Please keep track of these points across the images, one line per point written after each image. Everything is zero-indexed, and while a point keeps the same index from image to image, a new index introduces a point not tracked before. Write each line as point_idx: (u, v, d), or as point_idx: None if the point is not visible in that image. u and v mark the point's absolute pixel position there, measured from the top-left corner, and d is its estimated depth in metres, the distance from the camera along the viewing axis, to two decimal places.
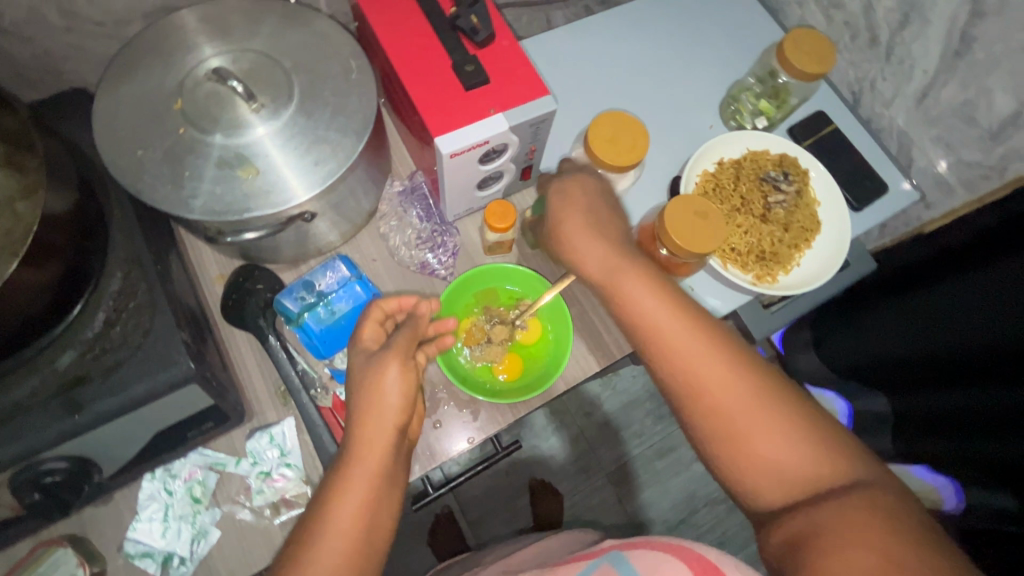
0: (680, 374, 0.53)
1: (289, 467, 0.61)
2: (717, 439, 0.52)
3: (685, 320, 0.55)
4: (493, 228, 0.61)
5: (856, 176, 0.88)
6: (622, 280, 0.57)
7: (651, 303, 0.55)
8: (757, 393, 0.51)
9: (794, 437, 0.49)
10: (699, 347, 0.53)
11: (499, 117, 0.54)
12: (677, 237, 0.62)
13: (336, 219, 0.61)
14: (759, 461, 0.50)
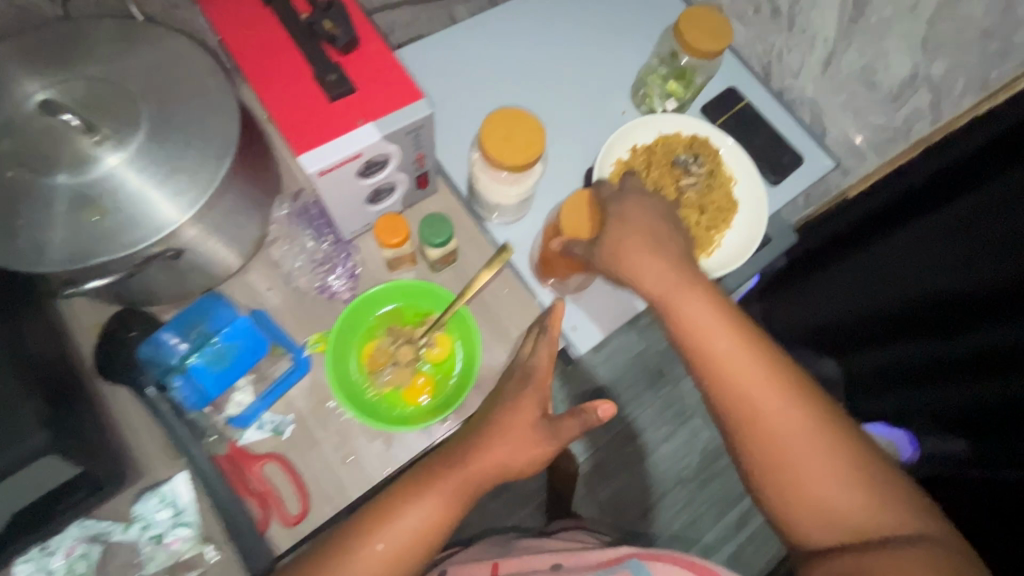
0: (730, 390, 0.50)
1: (185, 525, 0.55)
2: (769, 481, 0.49)
3: (759, 360, 0.51)
4: (386, 244, 0.58)
5: (770, 151, 0.87)
6: (711, 324, 0.52)
7: (707, 311, 0.53)
8: (808, 430, 0.48)
9: (810, 451, 0.48)
10: (735, 363, 0.51)
11: (369, 126, 0.50)
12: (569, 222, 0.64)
13: (216, 252, 0.57)
14: (785, 464, 0.48)
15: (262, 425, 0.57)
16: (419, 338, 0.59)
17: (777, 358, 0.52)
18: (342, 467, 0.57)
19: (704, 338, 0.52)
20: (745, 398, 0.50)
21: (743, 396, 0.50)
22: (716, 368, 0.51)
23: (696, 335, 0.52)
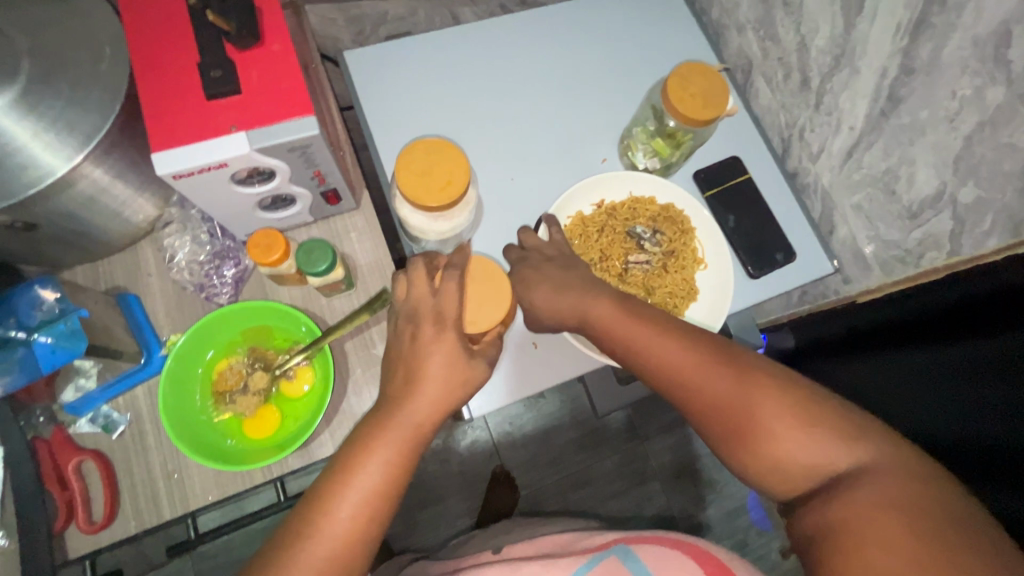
0: (698, 402, 0.49)
1: None
2: (776, 482, 0.46)
3: (727, 381, 0.48)
4: (261, 261, 0.52)
5: (758, 238, 0.76)
6: (696, 366, 0.50)
7: (666, 346, 0.51)
8: (821, 442, 0.44)
9: (797, 439, 0.45)
10: (690, 369, 0.50)
11: (240, 136, 0.45)
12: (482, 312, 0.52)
13: (89, 228, 0.53)
14: (795, 458, 0.45)
15: (94, 418, 0.54)
16: (278, 365, 0.55)
17: (773, 380, 0.47)
18: (164, 483, 0.54)
19: (691, 379, 0.49)
20: (733, 425, 0.47)
21: (717, 398, 0.48)
22: (716, 411, 0.48)
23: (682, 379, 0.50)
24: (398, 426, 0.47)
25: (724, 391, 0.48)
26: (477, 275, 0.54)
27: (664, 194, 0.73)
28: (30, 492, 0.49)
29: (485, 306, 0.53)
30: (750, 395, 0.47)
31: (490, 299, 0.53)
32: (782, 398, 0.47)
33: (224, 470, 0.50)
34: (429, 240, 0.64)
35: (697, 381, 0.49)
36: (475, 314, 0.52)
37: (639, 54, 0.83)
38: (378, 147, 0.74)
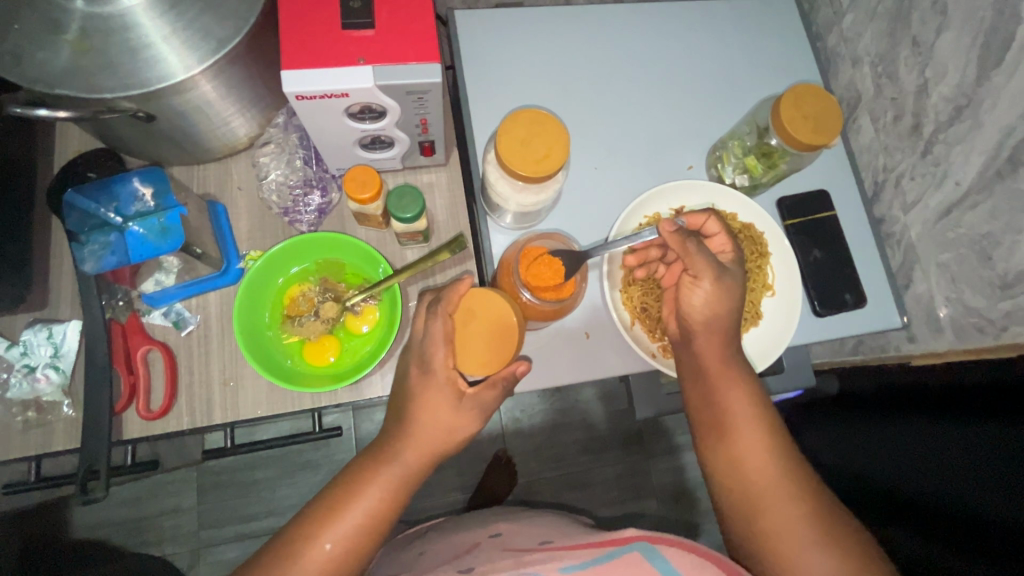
0: (728, 448, 0.57)
1: (57, 370, 0.54)
2: (749, 536, 0.54)
3: (767, 439, 0.56)
4: (352, 197, 0.53)
5: (832, 277, 0.74)
6: (746, 421, 0.57)
7: (736, 394, 0.58)
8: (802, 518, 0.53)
9: (783, 509, 0.53)
10: (739, 419, 0.57)
11: (366, 70, 0.46)
12: (480, 361, 0.52)
13: (195, 132, 0.55)
14: (769, 522, 0.53)
15: (168, 313, 0.57)
16: (348, 299, 0.56)
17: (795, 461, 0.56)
18: (219, 388, 0.56)
19: (733, 422, 0.57)
20: (743, 469, 0.56)
21: (750, 451, 0.56)
22: (732, 451, 0.56)
23: (722, 417, 0.58)
24: (437, 401, 0.52)
25: (756, 453, 0.56)
26: (479, 310, 0.53)
27: (749, 213, 0.72)
28: (101, 368, 0.52)
29: (490, 342, 0.52)
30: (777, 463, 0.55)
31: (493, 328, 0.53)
32: (789, 479, 0.55)
33: (290, 387, 0.52)
34: (510, 211, 0.64)
35: (731, 434, 0.57)
36: (483, 353, 0.52)
37: (746, 68, 0.81)
38: (471, 110, 0.74)
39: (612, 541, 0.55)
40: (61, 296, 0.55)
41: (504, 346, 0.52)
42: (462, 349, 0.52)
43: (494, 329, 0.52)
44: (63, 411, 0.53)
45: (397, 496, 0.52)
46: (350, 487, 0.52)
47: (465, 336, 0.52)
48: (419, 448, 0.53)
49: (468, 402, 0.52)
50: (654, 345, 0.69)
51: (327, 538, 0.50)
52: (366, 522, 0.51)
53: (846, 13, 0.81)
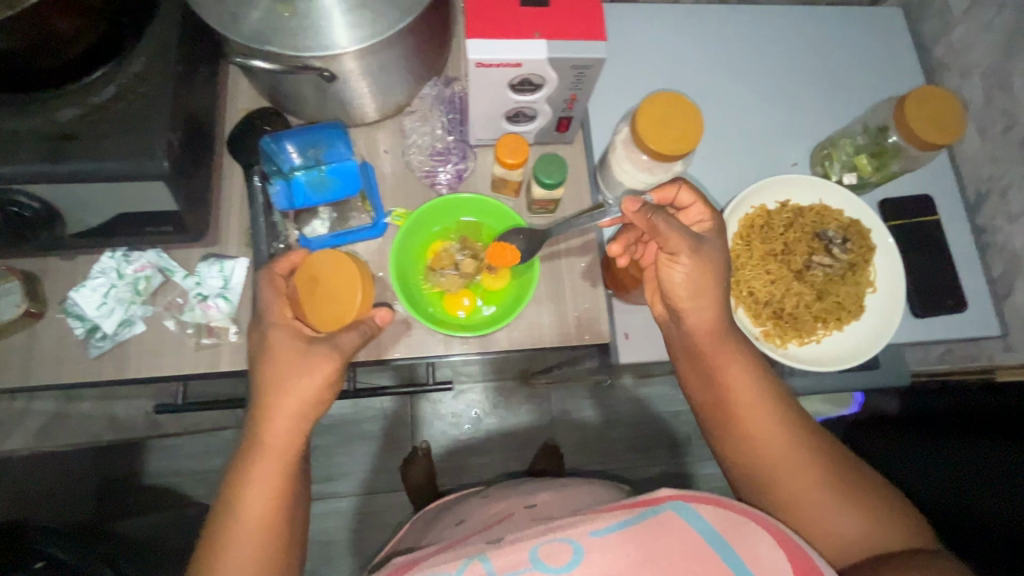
0: (747, 439, 0.55)
1: (225, 300, 0.59)
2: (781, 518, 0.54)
3: (785, 425, 0.54)
4: (500, 161, 0.58)
5: (933, 279, 0.75)
6: (752, 399, 0.55)
7: (741, 377, 0.56)
8: (828, 488, 0.52)
9: (812, 482, 0.52)
10: (749, 402, 0.55)
11: (540, 43, 0.50)
12: (325, 320, 0.54)
13: (359, 95, 0.60)
14: (799, 502, 0.52)
15: None
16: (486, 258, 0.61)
17: (811, 430, 0.55)
18: None
19: (736, 404, 0.56)
20: (766, 459, 0.54)
21: (775, 432, 0.54)
22: (754, 447, 0.55)
23: (729, 403, 0.56)
24: (285, 342, 0.51)
25: (772, 431, 0.54)
26: (317, 273, 0.55)
27: (861, 210, 0.72)
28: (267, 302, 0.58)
29: (333, 303, 0.54)
30: (795, 433, 0.54)
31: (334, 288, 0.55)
32: (811, 448, 0.54)
33: (441, 331, 0.58)
34: (630, 190, 0.67)
35: (735, 414, 0.56)
36: (329, 315, 0.54)
37: (850, 75, 0.83)
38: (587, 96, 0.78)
39: (644, 501, 0.48)
40: (231, 236, 0.62)
41: (338, 308, 0.54)
42: (311, 313, 0.54)
43: (330, 289, 0.55)
44: (229, 336, 0.59)
45: (280, 444, 0.51)
46: (249, 462, 0.50)
47: (322, 300, 0.54)
48: (280, 393, 0.51)
49: (321, 345, 0.52)
50: (756, 329, 0.70)
51: (272, 460, 0.51)
52: (263, 488, 0.50)
53: (957, 24, 0.81)
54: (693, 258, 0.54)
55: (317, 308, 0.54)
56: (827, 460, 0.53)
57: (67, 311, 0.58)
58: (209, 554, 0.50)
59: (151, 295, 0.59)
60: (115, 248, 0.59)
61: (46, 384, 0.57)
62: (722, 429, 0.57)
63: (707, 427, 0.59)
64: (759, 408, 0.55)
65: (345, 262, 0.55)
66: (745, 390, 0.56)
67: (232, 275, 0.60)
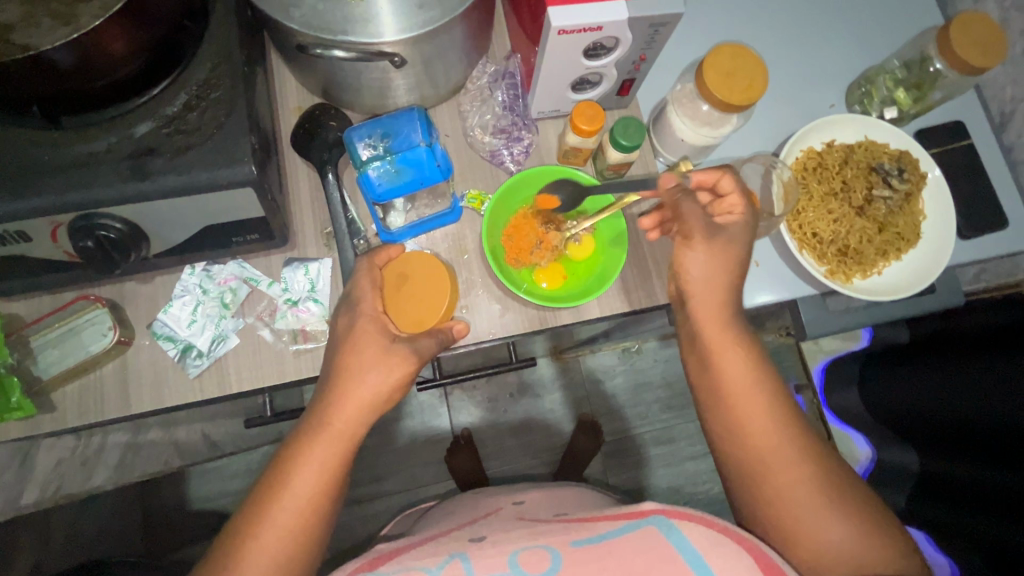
0: (739, 425, 0.52)
1: (316, 302, 0.59)
2: (759, 509, 0.51)
3: (779, 420, 0.52)
4: (576, 129, 0.58)
5: (976, 203, 0.78)
6: (749, 385, 0.52)
7: (743, 362, 0.53)
8: (813, 486, 0.50)
9: (796, 477, 0.50)
10: (745, 386, 0.52)
11: (621, 3, 0.50)
12: (417, 318, 0.56)
13: (424, 79, 0.59)
14: (780, 496, 0.50)
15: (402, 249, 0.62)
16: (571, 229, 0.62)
17: (803, 425, 0.52)
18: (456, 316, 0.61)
19: (731, 389, 0.53)
20: (753, 447, 0.51)
21: (769, 422, 0.52)
22: (746, 435, 0.52)
23: (721, 387, 0.53)
24: (372, 345, 0.51)
25: (763, 420, 0.52)
26: (413, 273, 0.56)
27: (907, 144, 0.74)
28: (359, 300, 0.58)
29: (423, 301, 0.56)
30: (785, 424, 0.52)
31: (431, 289, 0.57)
32: (801, 441, 0.51)
33: (536, 304, 0.59)
34: (692, 147, 0.68)
35: (729, 399, 0.53)
36: (419, 314, 0.56)
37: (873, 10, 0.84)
38: None
39: (627, 514, 0.50)
40: (308, 238, 0.60)
41: (433, 309, 0.56)
42: (400, 314, 0.55)
43: (425, 287, 0.57)
44: (327, 339, 0.58)
45: (341, 461, 0.50)
46: (283, 474, 0.49)
47: (418, 297, 0.56)
48: (348, 411, 0.50)
49: (400, 345, 0.52)
50: (822, 267, 0.72)
51: (333, 443, 0.50)
52: (305, 513, 0.48)
53: None
54: (705, 244, 0.55)
55: (410, 308, 0.55)
56: (816, 453, 0.51)
57: (155, 336, 0.56)
58: (233, 548, 0.47)
59: (237, 308, 0.58)
60: (193, 266, 0.58)
61: (147, 411, 0.55)
62: (713, 413, 0.54)
63: (699, 406, 0.56)
64: (750, 394, 0.52)
65: (435, 266, 0.58)
66: (742, 376, 0.53)
67: (317, 278, 0.59)
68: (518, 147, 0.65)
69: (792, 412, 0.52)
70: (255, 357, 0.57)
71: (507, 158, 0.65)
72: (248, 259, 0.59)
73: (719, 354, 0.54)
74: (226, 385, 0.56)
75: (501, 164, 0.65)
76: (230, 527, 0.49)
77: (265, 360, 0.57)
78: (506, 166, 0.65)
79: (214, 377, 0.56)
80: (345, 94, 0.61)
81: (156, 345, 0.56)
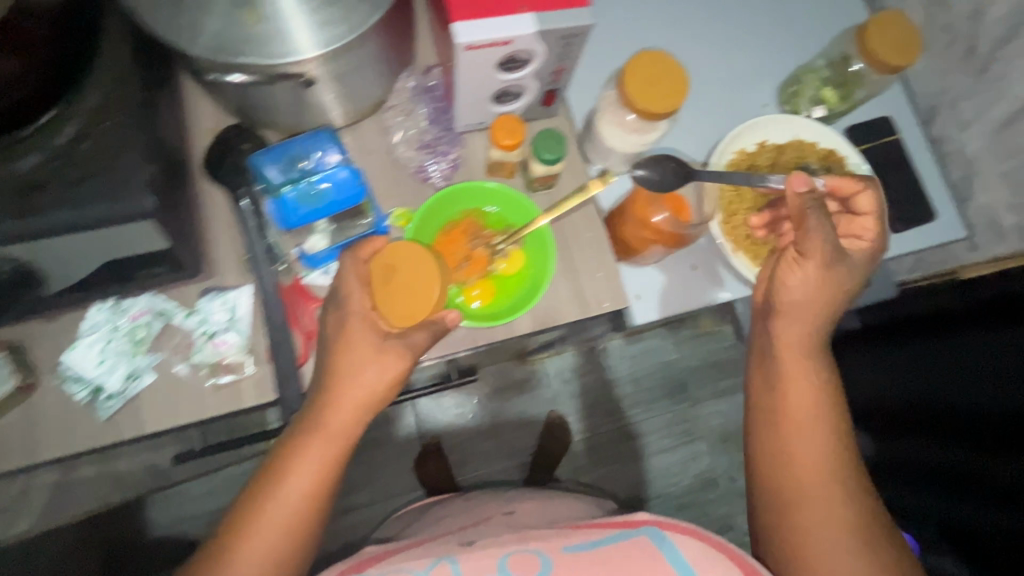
0: (779, 429, 0.54)
1: (236, 333, 0.57)
2: (777, 518, 0.53)
3: (815, 432, 0.53)
4: (497, 144, 0.57)
5: (905, 197, 0.80)
6: (789, 392, 0.55)
7: (808, 382, 0.55)
8: (833, 500, 0.50)
9: (818, 490, 0.51)
10: (793, 397, 0.54)
11: (528, 17, 0.49)
12: (404, 312, 0.50)
13: (338, 97, 0.57)
14: (799, 513, 0.51)
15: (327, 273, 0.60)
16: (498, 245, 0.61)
17: (829, 438, 0.53)
18: None
19: (783, 397, 0.55)
20: (784, 453, 0.53)
21: (802, 426, 0.53)
22: (784, 443, 0.54)
23: (782, 401, 0.55)
24: (365, 349, 0.51)
25: (798, 420, 0.54)
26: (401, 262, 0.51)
27: (835, 141, 0.75)
28: (280, 328, 0.56)
29: (409, 293, 0.51)
30: (815, 432, 0.53)
31: (420, 279, 0.51)
32: (827, 453, 0.52)
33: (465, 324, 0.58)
34: (622, 154, 0.68)
35: (774, 407, 0.55)
36: (406, 307, 0.50)
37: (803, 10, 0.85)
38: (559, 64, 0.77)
39: (622, 522, 0.51)
40: (226, 266, 0.58)
41: (420, 301, 0.50)
42: (391, 308, 0.50)
43: (416, 278, 0.51)
44: (248, 371, 0.56)
45: (329, 468, 0.51)
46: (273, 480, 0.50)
47: (406, 289, 0.51)
48: (347, 413, 0.51)
49: (394, 340, 0.51)
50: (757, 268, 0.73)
51: (328, 443, 0.51)
52: (285, 523, 0.49)
53: None
54: (801, 269, 0.54)
55: (392, 301, 0.50)
56: (831, 466, 0.52)
57: (62, 378, 0.53)
58: (229, 544, 0.49)
59: (151, 344, 0.56)
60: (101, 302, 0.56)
61: (56, 456, 0.53)
62: (759, 414, 0.57)
63: (752, 406, 0.59)
64: (793, 390, 0.54)
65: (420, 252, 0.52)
66: (800, 386, 0.55)
67: (236, 307, 0.57)
68: (444, 162, 0.64)
69: (819, 423, 0.53)
70: (172, 393, 0.55)
71: (433, 173, 0.64)
72: (162, 292, 0.57)
73: (790, 376, 0.55)
74: (141, 424, 0.53)
75: (428, 180, 0.64)
76: (228, 524, 0.50)
77: (183, 396, 0.55)
78: (432, 182, 0.64)
79: (128, 417, 0.54)
80: (258, 115, 0.58)
81: (63, 388, 0.54)
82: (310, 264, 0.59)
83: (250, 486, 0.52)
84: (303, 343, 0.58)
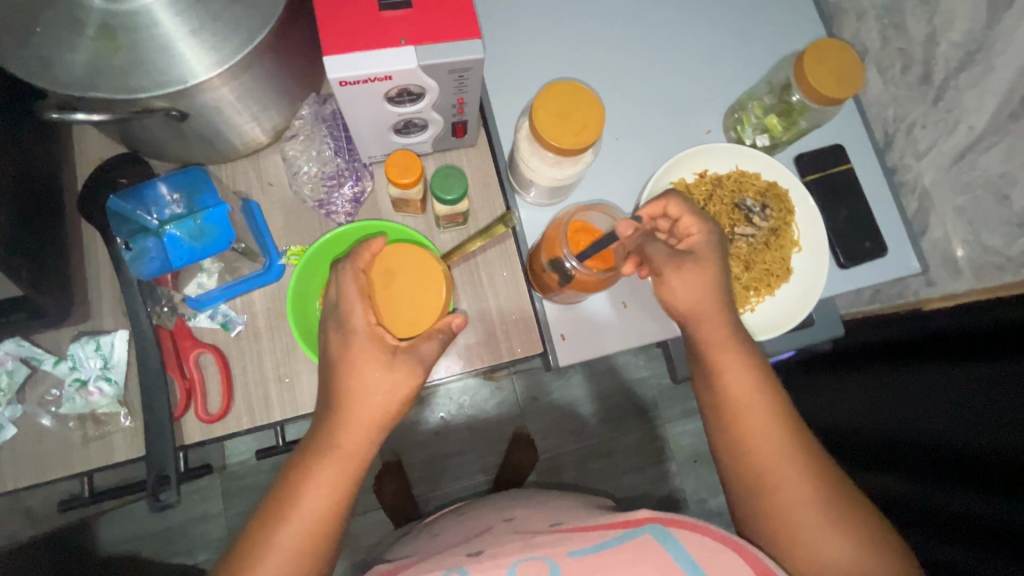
0: (731, 430, 0.55)
1: (107, 381, 0.54)
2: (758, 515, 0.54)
3: (779, 424, 0.54)
4: (394, 182, 0.53)
5: (854, 230, 0.76)
6: (749, 393, 0.54)
7: (752, 376, 0.55)
8: (806, 491, 0.52)
9: (791, 482, 0.52)
10: (749, 396, 0.55)
11: (409, 50, 0.45)
12: (410, 323, 0.54)
13: (222, 128, 0.53)
14: (777, 505, 0.52)
15: (214, 315, 0.56)
16: None
17: (798, 430, 0.54)
18: (274, 385, 0.56)
19: (736, 400, 0.55)
20: (749, 452, 0.54)
21: (765, 425, 0.54)
22: (744, 446, 0.54)
23: (724, 398, 0.55)
24: (359, 363, 0.50)
25: (754, 423, 0.54)
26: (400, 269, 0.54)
27: (780, 174, 0.72)
28: (154, 376, 0.52)
29: (413, 305, 0.54)
30: (777, 426, 0.54)
31: (421, 290, 0.55)
32: (789, 447, 0.53)
33: None
34: (543, 187, 0.64)
35: (728, 408, 0.55)
36: (411, 316, 0.54)
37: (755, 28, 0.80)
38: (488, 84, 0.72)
39: (624, 521, 0.50)
40: (104, 307, 0.56)
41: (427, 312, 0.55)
42: (393, 319, 0.53)
43: (418, 287, 0.54)
44: (120, 421, 0.53)
45: (344, 484, 0.50)
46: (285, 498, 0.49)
47: (411, 303, 0.54)
48: (355, 432, 0.50)
49: (404, 357, 0.50)
50: None
51: (340, 464, 0.50)
52: (306, 537, 0.48)
53: None
54: (678, 274, 0.55)
55: (398, 315, 0.53)
56: (800, 455, 0.53)
57: None
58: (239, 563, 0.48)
59: (16, 392, 0.54)
60: None
61: None
62: (714, 418, 0.57)
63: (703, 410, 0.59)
64: (728, 385, 0.55)
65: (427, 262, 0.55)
66: (742, 386, 0.55)
67: (108, 354, 0.54)
68: (348, 196, 0.60)
69: (786, 418, 0.54)
70: (39, 444, 0.52)
71: (337, 207, 0.60)
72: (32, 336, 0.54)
73: (729, 374, 0.55)
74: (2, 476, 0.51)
75: (331, 215, 0.60)
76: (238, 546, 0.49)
77: (51, 447, 0.52)
78: (335, 217, 0.60)
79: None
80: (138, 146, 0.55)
81: None
82: (197, 306, 0.56)
83: (263, 503, 0.51)
84: (182, 395, 0.54)
